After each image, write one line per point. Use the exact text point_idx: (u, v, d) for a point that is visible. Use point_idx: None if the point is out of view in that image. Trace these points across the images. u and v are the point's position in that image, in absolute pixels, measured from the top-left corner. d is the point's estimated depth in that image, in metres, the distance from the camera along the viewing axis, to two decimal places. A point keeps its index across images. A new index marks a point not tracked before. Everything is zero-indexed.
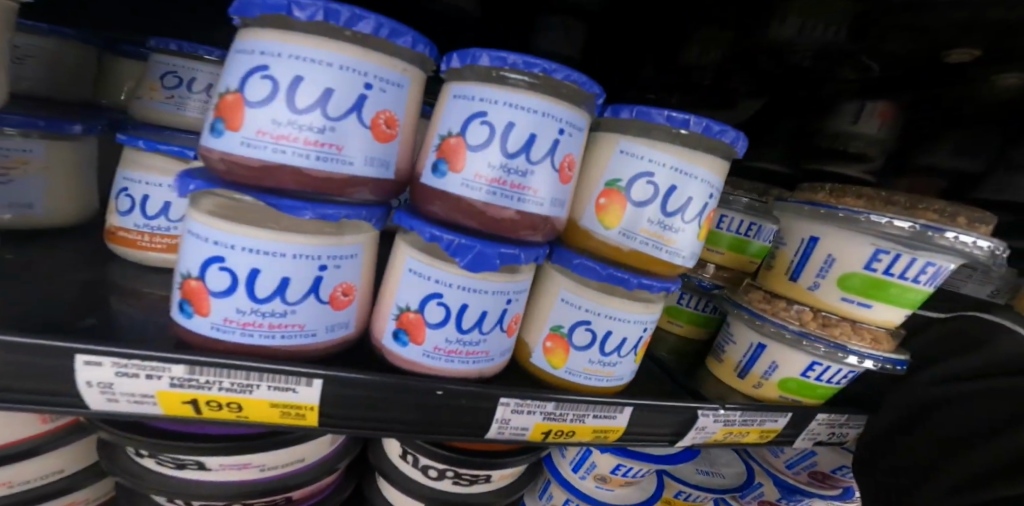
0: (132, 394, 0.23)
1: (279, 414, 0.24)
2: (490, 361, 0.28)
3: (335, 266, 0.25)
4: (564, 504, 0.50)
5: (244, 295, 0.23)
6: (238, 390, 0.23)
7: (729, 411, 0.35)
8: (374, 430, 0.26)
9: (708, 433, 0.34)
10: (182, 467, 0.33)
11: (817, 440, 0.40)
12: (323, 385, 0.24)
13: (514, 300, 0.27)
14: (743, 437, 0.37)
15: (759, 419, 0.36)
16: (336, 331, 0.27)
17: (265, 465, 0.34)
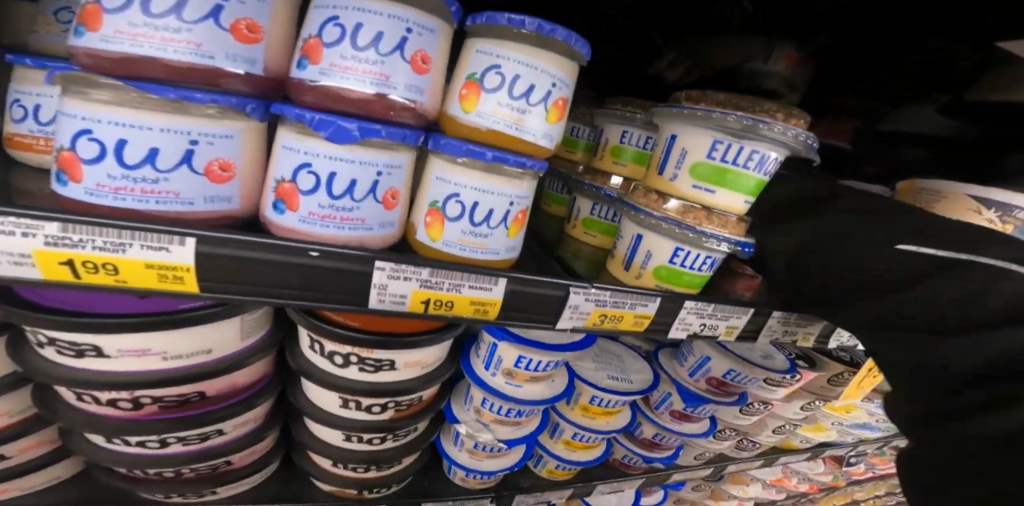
0: (7, 253, 0.24)
1: (157, 276, 0.26)
2: (368, 231, 0.30)
3: (207, 142, 0.26)
4: (483, 406, 0.56)
5: (113, 162, 0.25)
6: (111, 248, 0.25)
7: (600, 291, 0.38)
8: (255, 293, 0.28)
9: (583, 313, 0.38)
10: (82, 356, 0.34)
11: (690, 331, 0.44)
12: (196, 244, 0.26)
13: (387, 174, 0.30)
14: (620, 321, 0.41)
15: (631, 302, 0.40)
16: (218, 203, 0.28)
17: (168, 354, 0.36)
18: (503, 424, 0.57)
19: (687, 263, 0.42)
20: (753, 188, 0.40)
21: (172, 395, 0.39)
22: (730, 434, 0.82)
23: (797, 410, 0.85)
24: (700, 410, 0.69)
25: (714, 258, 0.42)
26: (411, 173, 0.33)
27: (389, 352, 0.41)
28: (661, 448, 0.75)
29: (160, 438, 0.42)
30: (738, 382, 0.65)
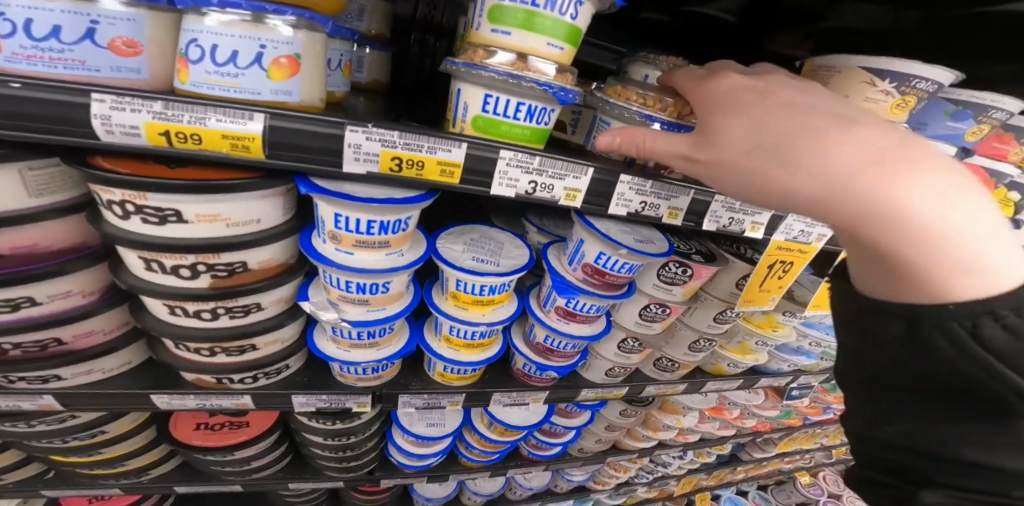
0: (125, 126, 0.45)
1: (229, 144, 0.46)
2: (258, 95, 0.46)
3: (273, 46, 0.44)
4: (457, 288, 0.71)
5: (207, 63, 0.44)
6: (197, 121, 0.45)
7: (527, 158, 0.54)
8: (286, 156, 0.48)
9: (513, 174, 0.54)
10: (163, 221, 0.50)
11: (628, 205, 0.64)
12: (263, 120, 0.46)
13: (270, 46, 0.44)
14: (548, 185, 0.57)
15: (552, 168, 0.56)
16: (281, 95, 0.47)
17: (229, 220, 0.52)
18: (471, 302, 0.72)
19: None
20: (555, 30, 0.51)
21: (221, 265, 0.54)
22: (637, 346, 1.02)
23: (710, 324, 1.07)
24: (647, 307, 0.94)
25: (541, 111, 0.54)
26: (312, 47, 0.48)
27: (382, 228, 0.55)
28: (559, 357, 0.90)
29: (214, 308, 0.57)
30: (668, 273, 0.88)
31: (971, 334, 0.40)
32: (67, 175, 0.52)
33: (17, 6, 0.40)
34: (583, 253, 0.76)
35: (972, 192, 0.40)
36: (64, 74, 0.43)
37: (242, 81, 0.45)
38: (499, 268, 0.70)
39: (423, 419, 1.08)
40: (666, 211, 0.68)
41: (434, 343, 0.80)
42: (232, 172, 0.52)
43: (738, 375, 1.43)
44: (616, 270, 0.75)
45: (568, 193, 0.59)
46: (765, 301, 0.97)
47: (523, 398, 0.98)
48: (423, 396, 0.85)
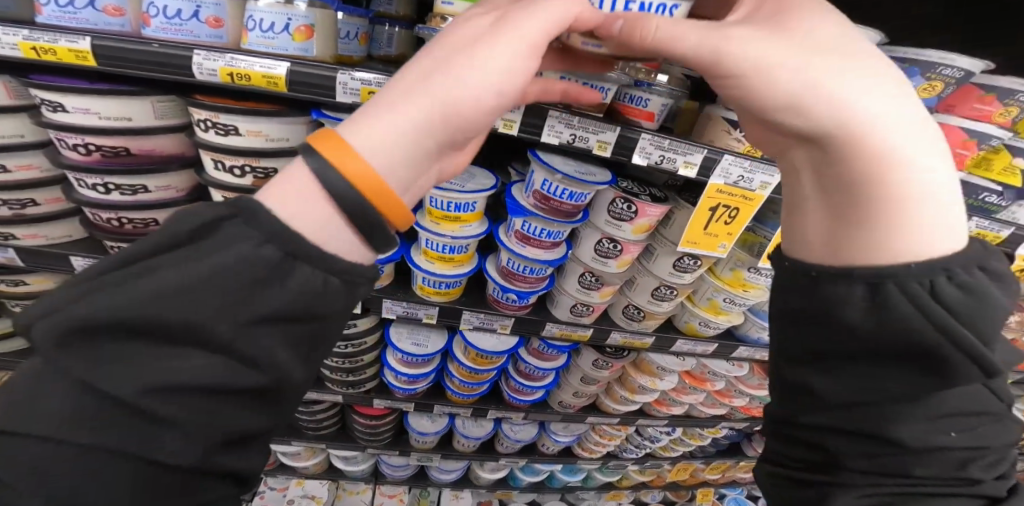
0: (209, 70, 0.68)
1: (266, 80, 0.69)
2: (287, 50, 0.70)
3: (296, 17, 0.68)
4: (432, 205, 0.94)
5: (255, 30, 0.68)
6: (248, 66, 0.68)
7: None
8: (304, 92, 0.71)
9: None
10: (225, 134, 0.74)
11: (559, 136, 0.85)
12: (289, 67, 0.69)
13: (294, 18, 0.68)
14: None
15: None
16: (301, 52, 0.71)
17: (268, 136, 0.76)
18: (444, 216, 0.95)
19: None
20: None
21: (262, 169, 0.79)
22: (599, 282, 1.21)
23: (670, 271, 1.22)
24: (604, 242, 1.12)
25: None
26: (324, 21, 0.71)
27: None
28: (519, 282, 1.12)
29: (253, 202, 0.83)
30: (618, 209, 1.06)
31: (836, 181, 0.56)
32: (176, 106, 0.77)
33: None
34: (533, 183, 0.97)
35: (868, 73, 0.52)
36: (180, 40, 0.68)
37: (275, 42, 0.69)
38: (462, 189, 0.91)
39: (410, 338, 1.31)
40: (594, 144, 0.87)
41: (417, 256, 1.04)
42: (273, 103, 0.76)
43: (712, 338, 1.53)
44: (558, 195, 0.94)
45: (506, 122, 0.82)
46: (714, 246, 1.10)
47: (491, 322, 1.20)
48: (404, 303, 1.09)
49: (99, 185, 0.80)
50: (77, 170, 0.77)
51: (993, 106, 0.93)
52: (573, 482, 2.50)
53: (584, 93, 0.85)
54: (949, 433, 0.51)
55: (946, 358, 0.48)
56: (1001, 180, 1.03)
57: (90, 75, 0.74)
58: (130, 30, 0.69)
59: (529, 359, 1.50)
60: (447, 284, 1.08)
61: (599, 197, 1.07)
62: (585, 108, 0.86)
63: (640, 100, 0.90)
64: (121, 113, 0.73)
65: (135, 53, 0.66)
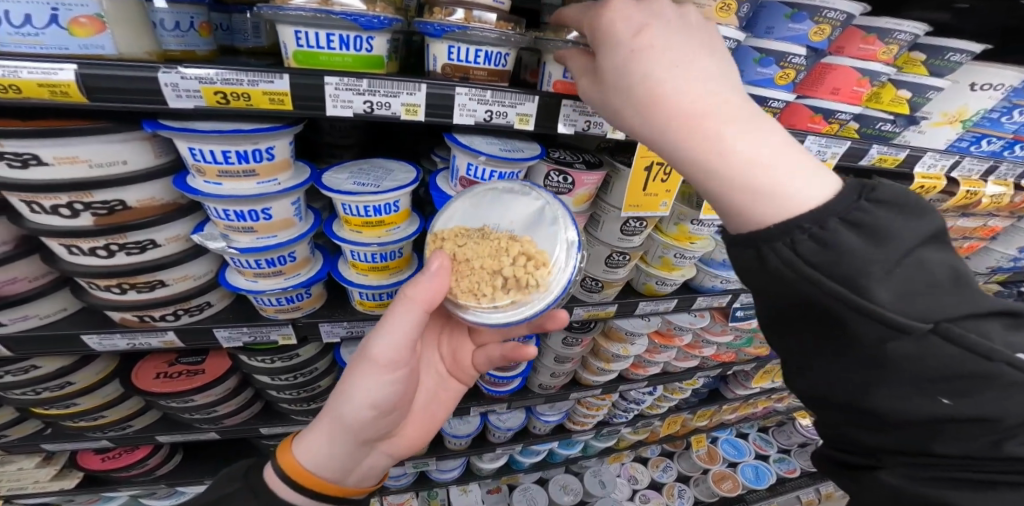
0: None
1: (47, 91, 0.53)
2: (67, 50, 0.53)
3: (67, 9, 0.51)
4: (349, 212, 0.84)
5: (6, 25, 0.50)
6: (10, 74, 0.51)
7: (350, 83, 0.64)
8: (119, 102, 0.56)
9: (340, 99, 0.65)
10: (27, 165, 0.58)
11: (475, 115, 0.74)
12: (76, 70, 0.53)
13: (62, 8, 0.50)
14: (388, 98, 0.67)
15: (381, 90, 0.66)
16: (94, 49, 0.54)
17: (93, 162, 0.61)
18: (366, 221, 0.85)
19: (464, 57, 0.73)
20: None
21: (99, 204, 0.64)
22: None
23: (621, 236, 0.92)
24: None
25: (364, 38, 0.63)
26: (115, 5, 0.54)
27: (240, 157, 0.66)
28: None
29: (107, 245, 0.68)
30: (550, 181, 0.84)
31: (794, 251, 0.50)
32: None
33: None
34: (456, 169, 0.86)
35: (762, 120, 0.52)
36: None
37: (44, 39, 0.52)
38: (378, 189, 0.81)
39: None
40: (515, 118, 0.77)
41: (346, 271, 0.93)
42: (85, 118, 0.60)
43: (671, 293, 1.10)
44: (486, 178, 0.83)
45: (406, 108, 0.69)
46: (658, 206, 0.84)
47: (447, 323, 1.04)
48: (344, 323, 0.97)
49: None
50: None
51: (876, 45, 0.96)
52: (574, 457, 2.33)
53: (480, 61, 0.74)
54: (941, 398, 0.49)
55: (843, 319, 0.49)
56: (889, 110, 1.09)
57: None
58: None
59: None
60: (389, 294, 0.97)
61: (532, 170, 0.86)
62: (486, 79, 0.76)
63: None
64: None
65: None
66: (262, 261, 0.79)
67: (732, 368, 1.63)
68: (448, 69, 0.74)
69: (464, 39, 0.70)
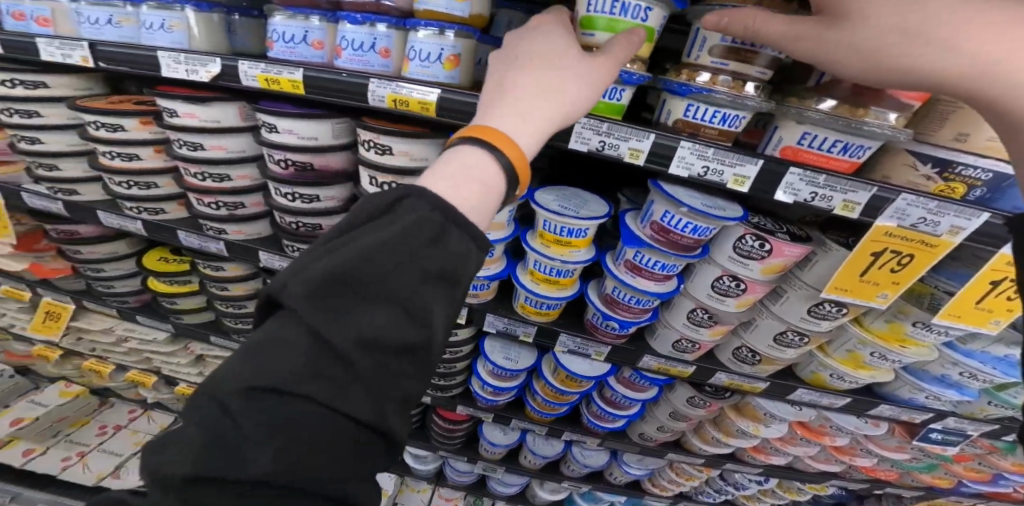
0: (378, 96, 0.76)
1: (420, 105, 0.75)
2: (439, 79, 0.77)
3: (448, 49, 0.75)
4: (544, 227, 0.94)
5: (417, 62, 0.76)
6: (411, 93, 0.75)
7: (597, 126, 0.77)
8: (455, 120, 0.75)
9: (584, 137, 0.78)
10: (383, 152, 0.86)
11: (692, 168, 0.77)
12: (440, 94, 0.74)
13: (446, 49, 0.75)
14: (625, 143, 0.78)
15: (620, 134, 0.77)
16: (450, 79, 0.77)
17: (411, 155, 0.86)
18: (557, 241, 0.94)
19: (700, 115, 0.75)
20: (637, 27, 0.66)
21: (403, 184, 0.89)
22: (705, 319, 0.95)
23: (804, 316, 0.88)
24: (719, 283, 0.88)
25: (620, 90, 0.76)
26: (468, 48, 0.76)
27: None
28: (621, 309, 0.98)
29: None
30: (744, 245, 0.81)
31: None
32: (335, 130, 0.89)
33: (353, 33, 0.76)
34: (652, 214, 0.84)
35: None
36: (357, 65, 0.78)
37: (431, 70, 0.76)
38: (579, 215, 0.90)
39: (503, 351, 1.24)
40: (730, 178, 0.76)
41: (523, 276, 1.04)
42: (417, 125, 0.86)
43: (846, 391, 1.04)
44: (680, 229, 0.80)
45: (631, 152, 0.77)
46: (872, 296, 0.80)
47: (586, 348, 1.09)
48: (505, 319, 1.09)
49: (289, 194, 0.94)
50: (278, 182, 0.92)
51: None
52: None
53: (715, 121, 0.75)
54: None
55: None
56: None
57: (294, 100, 0.89)
58: (324, 61, 0.79)
59: (615, 385, 1.23)
60: (549, 305, 1.06)
61: (722, 230, 0.83)
62: (714, 137, 0.77)
63: (853, 150, 0.71)
64: (313, 133, 0.87)
65: (332, 82, 0.76)
66: None
67: (886, 490, 1.43)
68: (679, 124, 0.78)
69: (706, 100, 0.73)
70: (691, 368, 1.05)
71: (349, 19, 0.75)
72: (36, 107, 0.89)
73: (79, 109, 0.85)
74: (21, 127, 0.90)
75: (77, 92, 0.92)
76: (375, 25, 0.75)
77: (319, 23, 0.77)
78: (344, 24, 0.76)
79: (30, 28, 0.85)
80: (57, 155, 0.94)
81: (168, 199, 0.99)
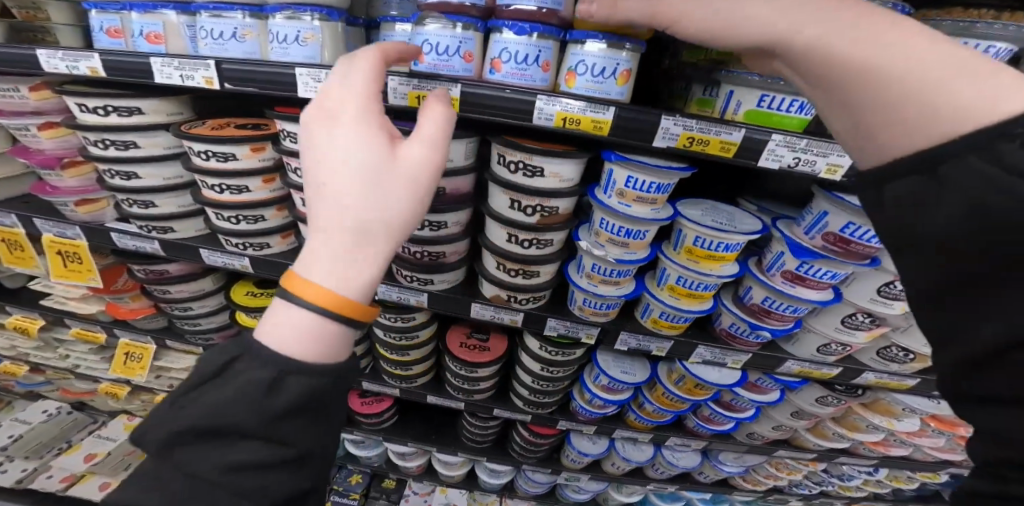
0: (547, 115, 0.70)
1: (594, 124, 0.69)
2: (608, 95, 0.69)
3: (621, 62, 0.67)
4: (695, 243, 0.86)
5: (584, 77, 0.68)
6: (583, 111, 0.69)
7: (793, 142, 0.69)
8: (630, 140, 0.71)
9: (776, 155, 0.69)
10: (533, 175, 0.80)
11: None
12: (615, 111, 0.69)
13: (621, 64, 0.67)
14: (821, 160, 0.69)
15: (817, 150, 0.68)
16: (617, 96, 0.69)
17: (562, 176, 0.80)
18: (709, 256, 0.87)
19: None
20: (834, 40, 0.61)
21: (548, 207, 0.83)
22: (864, 323, 0.91)
23: None
24: (890, 288, 0.84)
25: (799, 101, 0.68)
26: (638, 59, 0.69)
27: (658, 188, 0.79)
28: (773, 320, 0.93)
29: (531, 239, 0.87)
30: None
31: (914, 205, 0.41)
32: (469, 149, 0.83)
33: (515, 44, 0.69)
34: (823, 225, 0.79)
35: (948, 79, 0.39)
36: (515, 81, 0.71)
37: (603, 86, 0.69)
38: (736, 230, 0.83)
39: (617, 365, 1.12)
40: None
41: (659, 292, 0.96)
42: (565, 144, 0.80)
43: None
44: (866, 240, 0.75)
45: (829, 168, 0.69)
46: None
47: (721, 357, 1.02)
48: (637, 335, 0.99)
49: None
50: None
51: None
52: None
53: None
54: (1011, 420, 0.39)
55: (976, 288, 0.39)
56: None
57: None
58: (474, 75, 0.74)
59: (739, 390, 1.12)
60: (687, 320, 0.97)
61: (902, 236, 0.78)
62: None
63: None
64: (452, 155, 0.80)
65: (496, 100, 0.71)
66: (613, 269, 0.89)
67: None
68: None
69: None
70: (837, 370, 1.01)
71: (507, 27, 0.68)
72: (134, 138, 0.85)
73: (187, 136, 0.80)
74: (120, 161, 0.86)
75: (170, 119, 0.87)
76: (536, 34, 0.68)
77: (468, 32, 0.71)
78: (503, 36, 0.69)
79: (136, 46, 0.83)
80: (152, 189, 0.91)
81: (274, 231, 0.95)
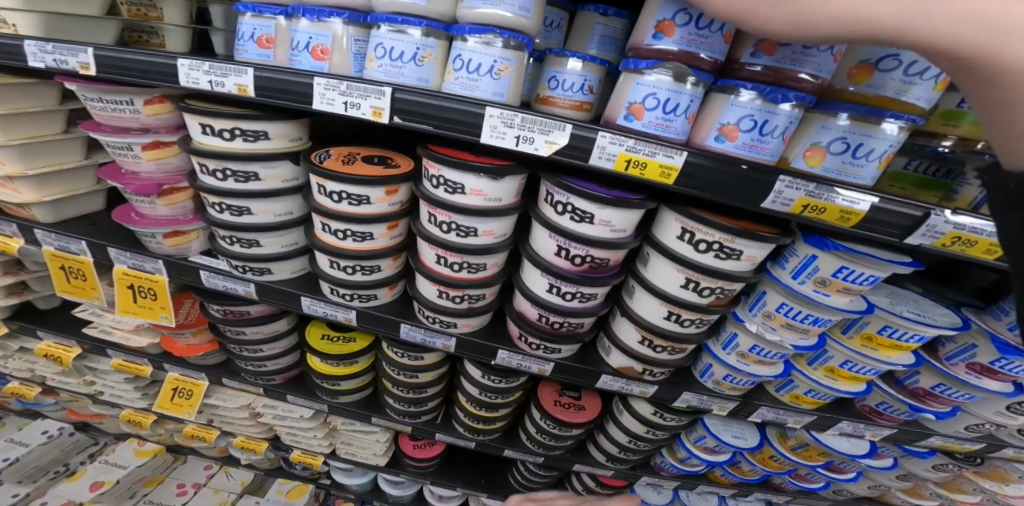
0: (787, 198, 0.59)
1: (841, 214, 0.59)
2: (861, 180, 0.59)
3: (890, 144, 0.56)
4: (881, 330, 0.76)
5: (846, 156, 0.58)
6: (831, 199, 0.58)
7: None
8: (874, 234, 0.60)
9: None
10: (725, 257, 0.69)
11: None
12: (877, 202, 0.58)
13: (892, 146, 0.56)
14: None
15: None
16: (864, 181, 0.59)
17: (753, 259, 0.70)
18: (887, 344, 0.77)
19: None
20: None
21: (726, 289, 0.73)
22: None
23: None
24: None
25: None
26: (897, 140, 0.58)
27: (872, 280, 0.68)
28: (938, 403, 0.83)
29: (693, 318, 0.77)
30: None
31: None
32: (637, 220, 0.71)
33: (762, 111, 0.56)
34: None
35: None
36: (749, 154, 0.59)
37: (862, 170, 0.58)
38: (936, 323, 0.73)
39: (726, 430, 1.01)
40: None
41: (811, 371, 0.84)
42: (762, 223, 0.69)
43: None
44: None
45: None
46: None
47: (861, 432, 0.91)
48: (775, 409, 0.89)
49: (569, 293, 0.77)
50: (562, 279, 0.75)
51: None
52: None
53: None
54: None
55: None
56: None
57: (598, 177, 0.72)
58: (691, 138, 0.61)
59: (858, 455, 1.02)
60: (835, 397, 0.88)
61: None
62: None
63: None
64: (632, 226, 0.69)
65: (724, 176, 0.59)
66: (775, 352, 0.80)
67: None
68: None
69: None
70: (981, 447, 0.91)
71: (755, 89, 0.55)
72: (256, 169, 0.75)
73: (321, 172, 0.70)
74: (235, 194, 0.76)
75: (291, 145, 0.77)
76: (793, 103, 0.55)
77: (693, 87, 0.56)
78: (747, 96, 0.56)
79: (296, 62, 0.72)
80: (264, 226, 0.81)
81: (384, 284, 0.86)
